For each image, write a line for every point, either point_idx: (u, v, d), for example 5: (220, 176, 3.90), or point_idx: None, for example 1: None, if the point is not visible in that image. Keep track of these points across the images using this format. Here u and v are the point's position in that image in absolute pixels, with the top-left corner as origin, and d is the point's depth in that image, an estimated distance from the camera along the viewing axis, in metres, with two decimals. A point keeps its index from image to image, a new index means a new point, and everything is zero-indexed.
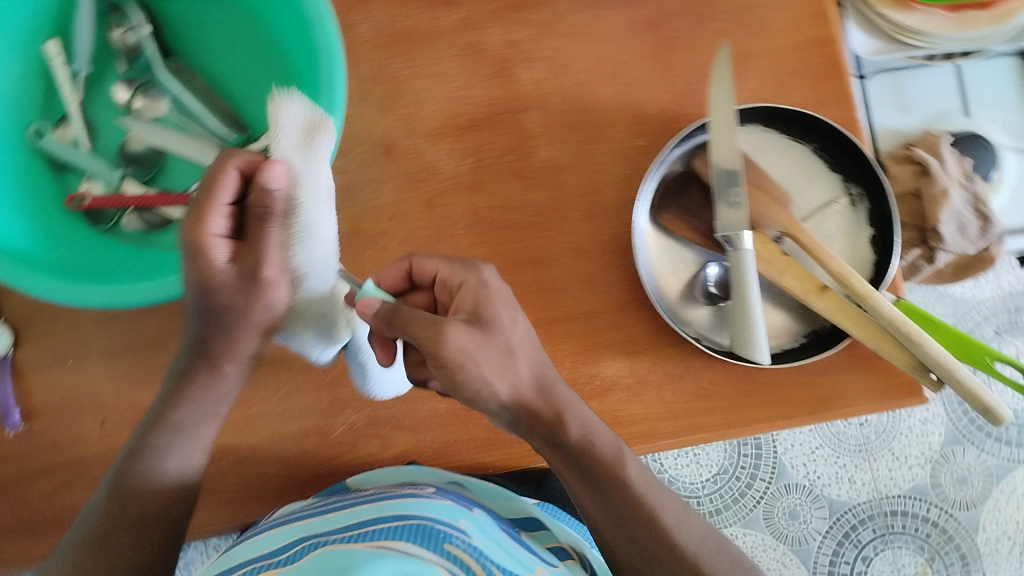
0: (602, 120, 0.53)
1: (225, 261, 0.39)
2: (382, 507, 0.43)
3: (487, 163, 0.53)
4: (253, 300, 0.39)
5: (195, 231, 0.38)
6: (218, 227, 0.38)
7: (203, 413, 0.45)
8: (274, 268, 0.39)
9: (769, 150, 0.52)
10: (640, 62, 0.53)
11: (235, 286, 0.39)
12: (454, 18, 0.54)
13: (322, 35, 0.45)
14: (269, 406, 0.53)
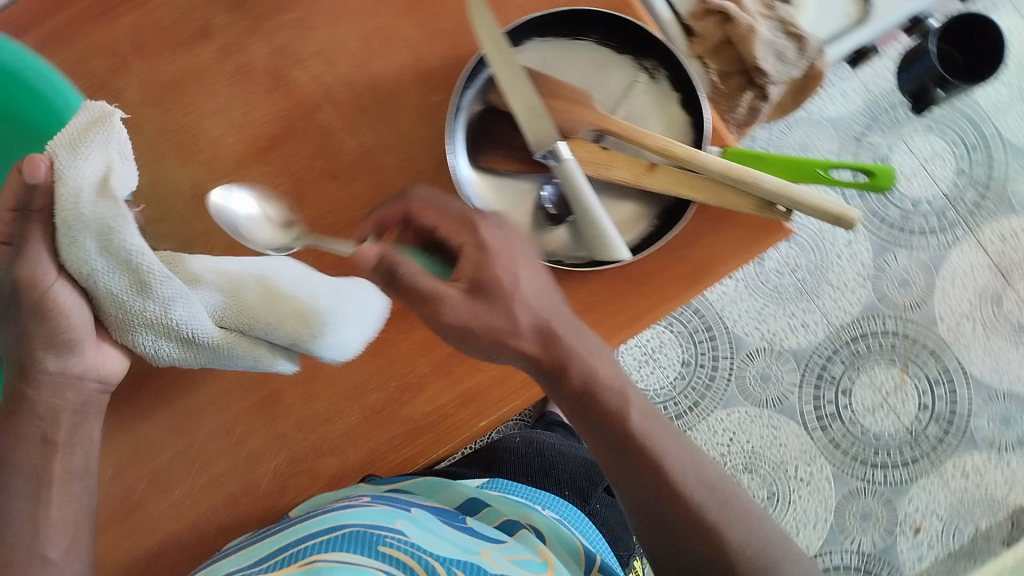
0: (392, 91, 0.52)
1: (40, 271, 0.42)
2: (309, 529, 0.46)
3: (301, 174, 0.52)
4: (40, 316, 0.42)
5: (16, 260, 0.41)
6: (51, 273, 0.42)
7: (42, 445, 0.46)
8: (48, 269, 0.42)
9: (557, 58, 0.53)
10: (405, 22, 0.52)
11: (19, 297, 0.42)
12: (213, 49, 0.53)
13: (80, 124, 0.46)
14: (189, 485, 0.52)
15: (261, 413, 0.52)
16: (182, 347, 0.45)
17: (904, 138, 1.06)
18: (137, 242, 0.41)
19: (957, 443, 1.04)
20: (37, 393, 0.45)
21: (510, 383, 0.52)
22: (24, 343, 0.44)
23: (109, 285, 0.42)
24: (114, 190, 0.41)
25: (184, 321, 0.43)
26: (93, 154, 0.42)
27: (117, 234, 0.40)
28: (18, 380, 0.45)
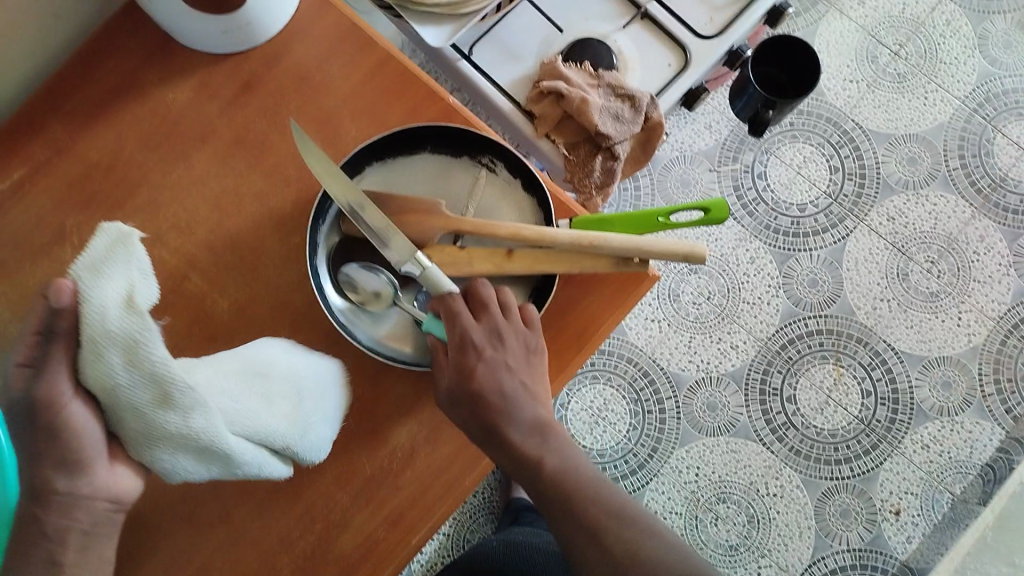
0: (253, 244, 0.55)
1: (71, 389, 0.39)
2: None
3: (183, 344, 0.54)
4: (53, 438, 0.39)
5: (32, 382, 0.38)
6: (69, 390, 0.39)
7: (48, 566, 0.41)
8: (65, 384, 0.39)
9: (399, 175, 0.55)
10: (250, 178, 0.55)
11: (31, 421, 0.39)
12: (72, 246, 0.54)
13: None
14: None
15: None
16: (194, 460, 0.42)
17: (775, 151, 1.12)
18: (167, 362, 0.38)
19: (909, 419, 1.07)
20: (45, 515, 0.40)
21: (431, 491, 0.54)
22: (33, 465, 0.40)
23: (139, 400, 0.39)
24: (142, 305, 0.38)
25: (204, 432, 0.41)
26: (113, 274, 0.38)
27: (148, 349, 0.38)
28: (28, 502, 0.40)
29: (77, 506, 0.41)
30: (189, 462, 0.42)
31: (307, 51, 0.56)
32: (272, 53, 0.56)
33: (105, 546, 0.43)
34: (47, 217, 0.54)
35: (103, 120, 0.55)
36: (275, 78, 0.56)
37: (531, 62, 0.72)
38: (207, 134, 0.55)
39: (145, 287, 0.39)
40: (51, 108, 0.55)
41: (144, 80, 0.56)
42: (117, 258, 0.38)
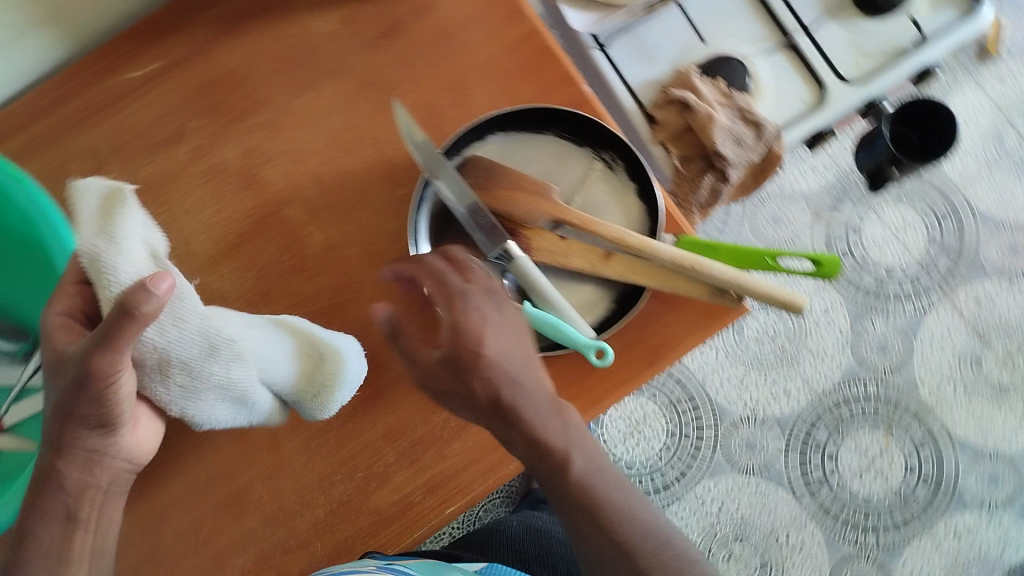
0: (359, 188, 0.55)
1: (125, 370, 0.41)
2: None
3: (271, 269, 0.54)
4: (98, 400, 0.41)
5: (86, 355, 0.39)
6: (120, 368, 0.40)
7: (66, 520, 0.45)
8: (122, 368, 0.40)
9: (516, 151, 0.55)
10: (370, 121, 0.55)
11: (87, 385, 0.40)
12: (187, 150, 0.55)
13: (55, 238, 0.48)
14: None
15: (231, 505, 0.54)
16: (223, 405, 0.45)
17: (876, 210, 1.09)
18: (203, 307, 0.43)
19: (947, 505, 1.03)
20: (67, 468, 0.44)
21: (474, 467, 0.53)
22: (63, 425, 0.42)
23: (189, 354, 0.42)
24: (156, 253, 0.43)
25: (239, 382, 0.44)
26: (131, 236, 0.41)
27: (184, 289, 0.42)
28: (51, 455, 0.44)
29: (97, 462, 0.45)
30: (219, 408, 0.45)
31: (456, 8, 0.56)
32: (421, 2, 0.56)
33: (112, 508, 0.48)
34: (169, 115, 0.55)
35: (243, 34, 0.56)
36: (419, 27, 0.55)
37: (665, 68, 0.70)
38: (339, 69, 0.55)
39: (151, 234, 0.43)
40: (198, 11, 0.56)
41: (292, 3, 0.56)
42: (126, 211, 0.42)
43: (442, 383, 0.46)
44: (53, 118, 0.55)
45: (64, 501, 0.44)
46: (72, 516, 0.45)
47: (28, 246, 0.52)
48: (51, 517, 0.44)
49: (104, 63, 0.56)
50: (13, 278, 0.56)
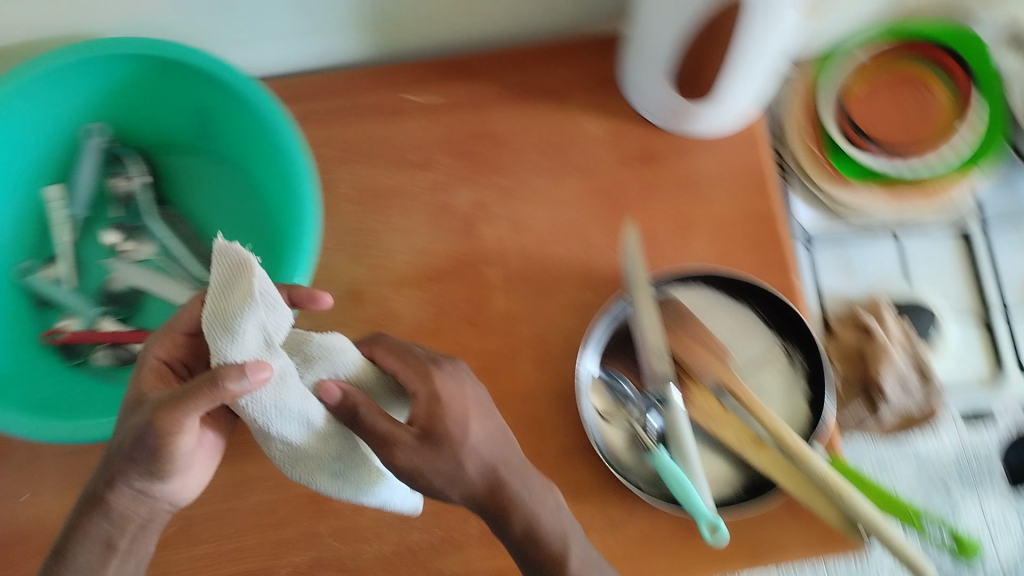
0: (557, 277, 0.57)
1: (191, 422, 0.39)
2: None
3: (448, 312, 0.56)
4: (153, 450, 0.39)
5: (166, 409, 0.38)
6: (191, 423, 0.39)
7: (103, 549, 0.42)
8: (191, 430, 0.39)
9: (710, 308, 0.56)
10: (595, 225, 0.58)
11: (148, 436, 0.38)
12: (427, 180, 0.59)
13: (301, 206, 0.49)
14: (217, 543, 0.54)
15: (313, 505, 0.54)
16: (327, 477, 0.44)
17: None
18: (316, 371, 0.43)
19: None
20: (114, 499, 0.41)
21: None
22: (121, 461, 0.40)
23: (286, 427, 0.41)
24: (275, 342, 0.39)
25: (339, 460, 0.43)
26: (252, 326, 0.38)
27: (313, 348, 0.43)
28: (101, 481, 0.41)
29: (147, 500, 0.42)
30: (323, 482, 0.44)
31: (710, 164, 0.59)
32: (682, 145, 0.60)
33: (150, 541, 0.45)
34: (427, 143, 0.60)
35: (520, 105, 0.61)
36: (671, 166, 0.59)
37: (861, 289, 0.72)
38: (587, 170, 0.59)
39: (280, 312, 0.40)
40: (493, 71, 0.61)
41: (572, 98, 0.61)
42: (252, 293, 0.37)
43: (418, 459, 0.41)
44: (332, 103, 0.60)
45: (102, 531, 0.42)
46: (111, 546, 0.42)
47: (268, 199, 0.54)
48: (91, 539, 0.42)
49: (395, 78, 0.61)
50: (238, 220, 0.56)
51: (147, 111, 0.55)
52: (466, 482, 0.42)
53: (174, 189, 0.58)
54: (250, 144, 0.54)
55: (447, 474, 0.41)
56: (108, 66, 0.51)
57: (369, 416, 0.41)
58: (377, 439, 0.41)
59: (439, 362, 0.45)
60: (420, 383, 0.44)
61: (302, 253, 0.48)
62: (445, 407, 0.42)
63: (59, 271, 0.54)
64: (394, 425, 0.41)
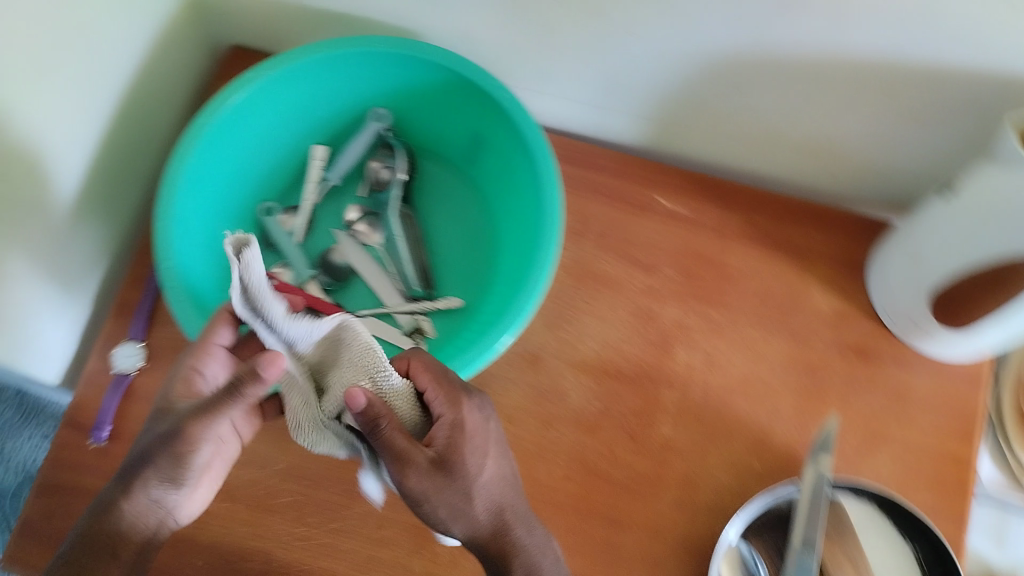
0: (730, 429, 0.55)
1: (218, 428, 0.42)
2: None
3: (612, 415, 0.55)
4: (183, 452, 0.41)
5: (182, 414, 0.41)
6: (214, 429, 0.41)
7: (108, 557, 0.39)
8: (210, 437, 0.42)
9: (874, 530, 0.50)
10: (787, 396, 0.56)
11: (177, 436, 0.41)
12: (644, 282, 0.59)
13: (540, 265, 0.50)
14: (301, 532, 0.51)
15: (417, 537, 0.51)
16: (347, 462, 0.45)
17: None
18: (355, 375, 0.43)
19: None
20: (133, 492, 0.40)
21: None
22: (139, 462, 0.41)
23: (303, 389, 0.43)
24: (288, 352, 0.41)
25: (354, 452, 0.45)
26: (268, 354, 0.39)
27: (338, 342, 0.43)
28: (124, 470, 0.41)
29: (153, 509, 0.41)
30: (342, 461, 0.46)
31: (925, 385, 0.56)
32: (903, 356, 0.57)
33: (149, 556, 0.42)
34: (658, 249, 0.60)
35: (760, 251, 0.60)
36: (887, 371, 0.57)
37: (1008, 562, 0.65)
38: (800, 341, 0.57)
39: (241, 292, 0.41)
40: (747, 208, 0.61)
41: (813, 266, 0.59)
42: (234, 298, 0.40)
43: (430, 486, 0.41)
44: (586, 177, 0.61)
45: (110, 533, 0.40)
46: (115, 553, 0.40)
47: (513, 244, 0.56)
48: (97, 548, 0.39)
49: (653, 177, 0.61)
50: (466, 248, 0.59)
51: (431, 117, 0.59)
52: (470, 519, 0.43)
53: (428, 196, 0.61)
54: (509, 186, 0.57)
55: (458, 507, 0.42)
56: (421, 67, 0.54)
57: (389, 431, 0.40)
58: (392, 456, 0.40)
59: (468, 390, 0.45)
60: (447, 408, 0.44)
61: (523, 311, 0.49)
62: (466, 437, 0.43)
63: (294, 223, 0.58)
64: (410, 442, 0.41)
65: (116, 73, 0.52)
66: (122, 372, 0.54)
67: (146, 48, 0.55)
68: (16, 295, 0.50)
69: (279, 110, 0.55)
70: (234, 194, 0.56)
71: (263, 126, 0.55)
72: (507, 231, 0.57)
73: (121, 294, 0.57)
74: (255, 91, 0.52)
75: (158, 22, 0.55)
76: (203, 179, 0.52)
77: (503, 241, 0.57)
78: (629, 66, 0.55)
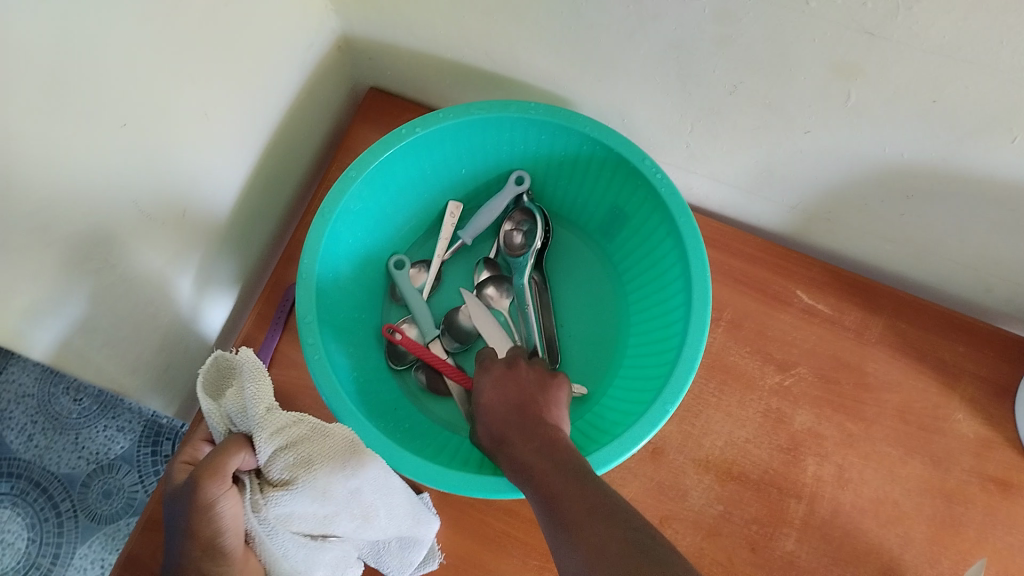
0: (856, 552, 0.52)
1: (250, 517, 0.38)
2: None
3: (733, 520, 0.52)
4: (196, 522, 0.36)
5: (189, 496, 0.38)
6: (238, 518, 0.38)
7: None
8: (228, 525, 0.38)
9: None
10: (920, 525, 0.52)
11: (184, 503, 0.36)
12: (776, 380, 0.56)
13: (683, 367, 0.48)
14: None
15: None
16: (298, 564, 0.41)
17: None
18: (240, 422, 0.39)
19: None
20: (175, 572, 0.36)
21: None
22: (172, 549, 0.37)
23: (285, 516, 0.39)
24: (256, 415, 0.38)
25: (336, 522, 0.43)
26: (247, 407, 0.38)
27: (243, 389, 0.39)
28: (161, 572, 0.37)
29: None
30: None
31: None
32: None
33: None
34: (795, 347, 0.56)
35: (904, 361, 0.56)
36: None
37: None
38: (941, 465, 0.53)
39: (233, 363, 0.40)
40: (893, 312, 0.57)
41: (961, 385, 0.55)
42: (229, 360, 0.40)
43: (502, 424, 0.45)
44: (724, 261, 0.59)
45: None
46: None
47: (650, 333, 0.53)
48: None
49: (794, 267, 0.58)
50: (596, 325, 0.57)
51: (574, 186, 0.57)
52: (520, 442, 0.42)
53: (559, 266, 0.59)
54: (650, 269, 0.55)
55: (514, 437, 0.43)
56: (573, 140, 0.52)
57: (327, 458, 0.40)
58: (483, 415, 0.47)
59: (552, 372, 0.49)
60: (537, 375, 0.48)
61: (663, 415, 0.46)
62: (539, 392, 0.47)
63: (423, 279, 0.57)
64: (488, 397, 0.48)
65: (262, 119, 0.52)
66: None
67: (292, 91, 0.54)
68: (149, 330, 0.50)
69: (423, 166, 0.53)
70: (371, 247, 0.55)
71: (404, 181, 0.54)
72: (642, 314, 0.55)
73: (244, 332, 0.56)
74: (402, 148, 0.51)
75: (306, 66, 0.55)
76: (343, 233, 0.51)
77: (637, 323, 0.55)
78: (788, 157, 0.50)
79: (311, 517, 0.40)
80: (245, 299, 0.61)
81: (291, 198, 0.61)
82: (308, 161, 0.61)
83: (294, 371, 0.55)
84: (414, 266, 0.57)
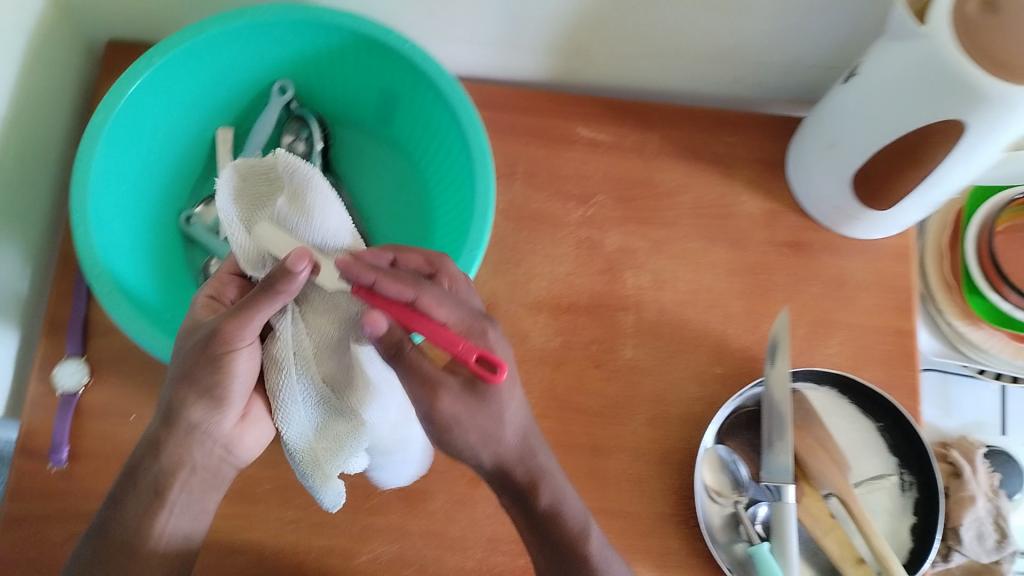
0: (687, 340, 0.56)
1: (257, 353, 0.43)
2: None
3: (574, 347, 0.55)
4: (214, 365, 0.41)
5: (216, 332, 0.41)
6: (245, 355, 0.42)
7: (151, 497, 0.42)
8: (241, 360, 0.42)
9: (838, 415, 0.53)
10: (735, 300, 0.57)
11: (208, 345, 0.41)
12: (580, 213, 0.59)
13: (480, 212, 0.49)
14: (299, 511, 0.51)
15: (408, 502, 0.51)
16: (328, 443, 0.45)
17: None
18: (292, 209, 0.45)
19: None
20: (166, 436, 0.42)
21: None
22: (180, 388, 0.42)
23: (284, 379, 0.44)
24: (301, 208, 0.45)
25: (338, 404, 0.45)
26: (296, 204, 0.45)
27: (293, 186, 0.45)
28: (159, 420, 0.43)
29: (196, 440, 0.43)
30: (309, 453, 0.45)
31: (858, 269, 0.58)
32: (835, 244, 0.59)
33: (208, 495, 0.45)
34: (588, 179, 0.60)
35: (684, 164, 0.60)
36: (819, 261, 0.58)
37: (955, 427, 0.72)
38: (739, 244, 0.59)
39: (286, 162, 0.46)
40: (664, 123, 0.61)
41: (737, 171, 0.60)
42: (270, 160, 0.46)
43: (463, 411, 0.40)
44: (506, 120, 0.61)
45: (153, 478, 0.43)
46: (159, 493, 0.43)
47: (446, 199, 0.55)
48: (142, 488, 0.42)
49: (570, 108, 0.61)
50: (397, 209, 0.58)
51: (339, 82, 0.57)
52: (500, 444, 0.41)
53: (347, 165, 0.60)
54: (432, 141, 0.56)
55: (489, 435, 0.40)
56: (319, 31, 0.53)
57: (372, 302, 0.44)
58: (421, 380, 0.40)
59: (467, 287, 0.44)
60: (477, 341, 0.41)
61: (470, 262, 0.48)
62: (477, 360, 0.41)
63: (214, 214, 0.56)
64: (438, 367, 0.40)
65: None
66: (67, 392, 0.52)
67: (21, 57, 0.52)
68: None
69: (177, 95, 0.54)
70: (150, 191, 0.55)
71: (163, 113, 0.54)
72: (437, 184, 0.57)
73: (49, 313, 0.54)
74: (148, 79, 0.51)
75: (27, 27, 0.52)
76: (112, 178, 0.51)
77: (435, 197, 0.57)
78: None
79: (329, 376, 0.45)
80: (41, 286, 0.59)
81: (58, 172, 0.59)
82: (64, 130, 0.59)
83: (114, 337, 0.54)
84: (203, 203, 0.57)
